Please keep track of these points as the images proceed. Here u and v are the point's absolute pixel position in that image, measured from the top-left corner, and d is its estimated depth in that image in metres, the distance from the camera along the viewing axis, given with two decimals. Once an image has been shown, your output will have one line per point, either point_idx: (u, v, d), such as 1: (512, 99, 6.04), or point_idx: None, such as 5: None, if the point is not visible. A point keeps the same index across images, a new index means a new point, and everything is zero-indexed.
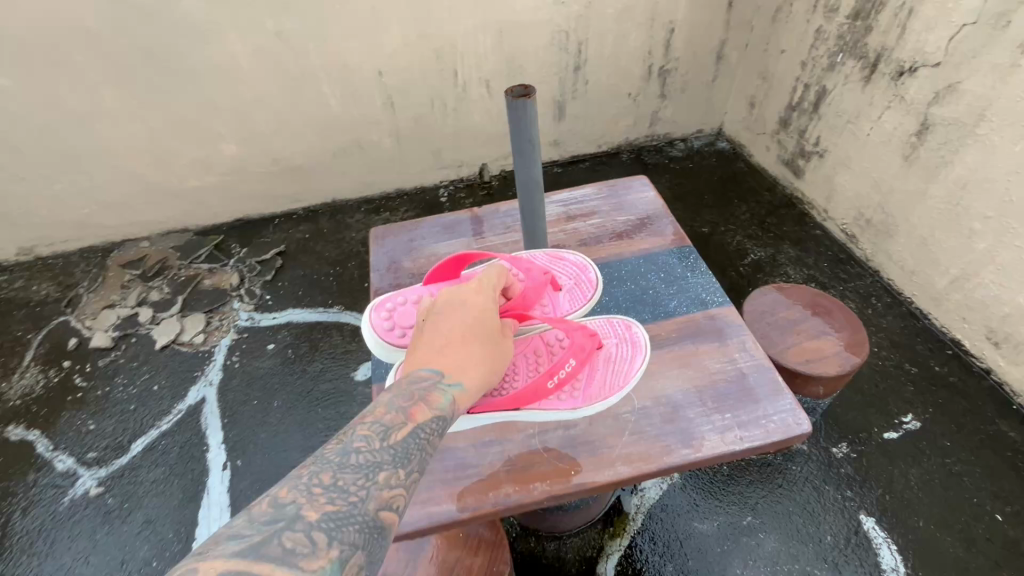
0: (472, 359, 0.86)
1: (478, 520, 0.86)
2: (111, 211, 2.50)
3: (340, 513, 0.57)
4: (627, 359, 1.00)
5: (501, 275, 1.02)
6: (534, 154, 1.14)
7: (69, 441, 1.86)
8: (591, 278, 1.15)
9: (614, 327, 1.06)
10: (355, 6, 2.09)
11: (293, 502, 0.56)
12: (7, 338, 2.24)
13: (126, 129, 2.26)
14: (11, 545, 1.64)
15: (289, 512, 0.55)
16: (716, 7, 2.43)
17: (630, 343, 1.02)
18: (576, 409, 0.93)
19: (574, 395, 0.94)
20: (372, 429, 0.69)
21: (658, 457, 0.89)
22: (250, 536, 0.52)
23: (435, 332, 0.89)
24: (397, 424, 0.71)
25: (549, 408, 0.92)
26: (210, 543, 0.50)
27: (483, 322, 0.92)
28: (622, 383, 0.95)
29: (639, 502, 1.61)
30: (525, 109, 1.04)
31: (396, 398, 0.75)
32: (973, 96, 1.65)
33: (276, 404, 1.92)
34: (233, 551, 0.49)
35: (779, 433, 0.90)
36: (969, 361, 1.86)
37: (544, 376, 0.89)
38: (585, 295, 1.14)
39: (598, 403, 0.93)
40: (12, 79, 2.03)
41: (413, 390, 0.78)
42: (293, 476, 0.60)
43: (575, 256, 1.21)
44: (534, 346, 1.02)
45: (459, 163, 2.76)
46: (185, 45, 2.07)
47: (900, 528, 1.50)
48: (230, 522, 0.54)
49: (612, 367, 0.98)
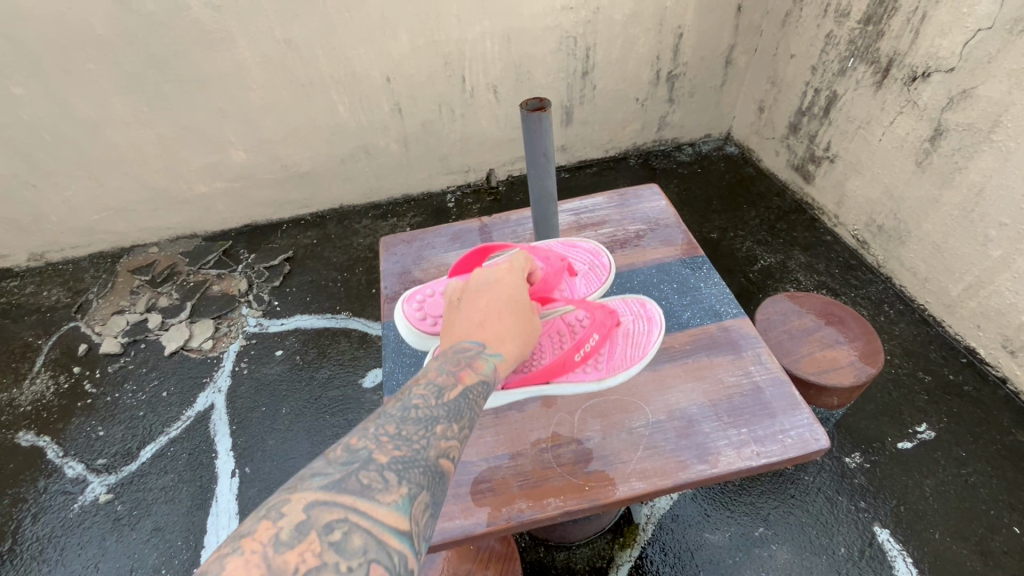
0: (510, 332, 0.90)
1: (492, 535, 0.85)
2: (121, 217, 2.52)
3: (406, 456, 0.61)
4: (646, 333, 1.05)
5: (527, 263, 1.03)
6: (549, 166, 1.16)
7: (79, 447, 1.87)
8: (606, 262, 1.21)
9: (630, 307, 1.12)
10: (363, 13, 2.09)
11: (365, 446, 0.61)
12: (18, 344, 2.25)
13: (136, 136, 2.28)
14: (21, 551, 1.64)
15: (362, 454, 0.59)
16: (725, 11, 2.42)
17: (647, 320, 1.08)
18: (601, 380, 0.99)
19: (599, 367, 1.01)
20: (427, 389, 0.73)
21: (672, 472, 0.88)
22: (331, 473, 0.56)
23: (471, 309, 0.93)
24: (448, 384, 0.75)
25: (577, 380, 0.98)
26: (298, 479, 0.55)
27: (517, 299, 0.95)
28: (643, 354, 1.02)
29: (650, 512, 1.60)
30: (540, 122, 1.05)
31: (444, 364, 0.79)
32: (988, 101, 1.62)
33: (284, 410, 1.92)
34: (319, 485, 0.54)
35: (796, 449, 0.88)
36: (984, 369, 1.84)
37: (573, 350, 0.95)
38: (600, 278, 1.19)
39: (621, 373, 1.00)
40: (25, 87, 2.04)
41: (458, 357, 0.81)
42: (360, 426, 0.64)
43: (588, 244, 1.27)
44: (557, 325, 1.06)
45: (467, 169, 2.76)
46: (195, 54, 2.08)
47: (916, 540, 1.48)
48: (311, 464, 0.58)
49: (632, 341, 1.04)
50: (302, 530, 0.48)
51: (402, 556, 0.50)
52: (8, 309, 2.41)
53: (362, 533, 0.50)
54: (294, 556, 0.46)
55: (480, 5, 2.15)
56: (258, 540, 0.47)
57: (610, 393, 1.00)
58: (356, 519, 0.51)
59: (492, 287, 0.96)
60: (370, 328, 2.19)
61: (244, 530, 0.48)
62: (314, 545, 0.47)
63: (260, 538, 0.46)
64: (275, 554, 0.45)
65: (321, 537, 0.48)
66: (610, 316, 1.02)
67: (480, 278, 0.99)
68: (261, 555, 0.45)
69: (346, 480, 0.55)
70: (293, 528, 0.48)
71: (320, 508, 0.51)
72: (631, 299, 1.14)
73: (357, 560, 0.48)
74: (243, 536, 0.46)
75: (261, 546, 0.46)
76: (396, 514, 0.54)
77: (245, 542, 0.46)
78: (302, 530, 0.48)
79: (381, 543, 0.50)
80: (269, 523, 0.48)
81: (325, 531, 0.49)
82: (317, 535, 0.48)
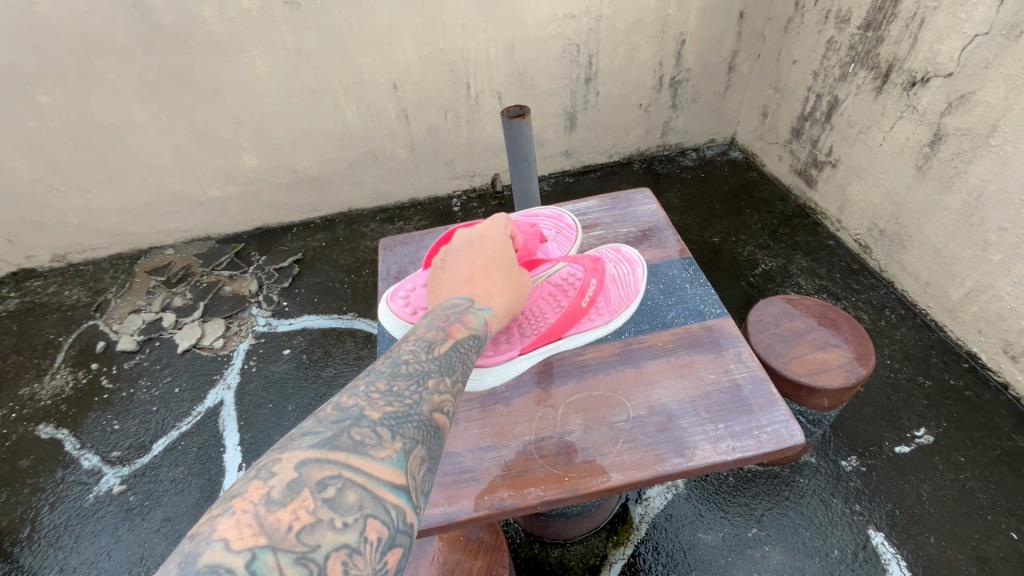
0: (497, 286, 0.95)
1: (474, 523, 0.88)
2: (139, 219, 2.62)
3: (399, 413, 0.64)
4: (630, 274, 1.23)
5: (507, 224, 1.12)
6: (530, 169, 1.39)
7: (95, 440, 1.95)
8: (571, 222, 1.38)
9: (608, 255, 1.30)
10: (371, 23, 2.16)
11: (355, 405, 0.63)
12: (40, 341, 2.35)
13: (154, 142, 2.37)
14: (39, 538, 1.71)
15: (353, 413, 0.62)
16: (727, 18, 2.45)
17: (626, 262, 1.27)
18: (609, 321, 1.14)
19: (602, 311, 1.16)
20: (417, 345, 0.76)
21: (650, 465, 0.90)
22: (322, 431, 0.58)
23: (458, 266, 0.98)
24: (439, 339, 0.78)
25: (589, 328, 1.13)
26: (288, 439, 0.57)
27: (502, 254, 1.02)
28: (635, 292, 1.19)
29: (644, 511, 1.62)
30: (522, 128, 1.27)
31: (433, 321, 0.82)
32: (986, 106, 1.63)
33: (290, 407, 1.98)
34: (310, 443, 0.56)
35: (772, 444, 0.90)
36: (986, 375, 1.83)
37: (578, 298, 1.12)
38: (569, 237, 1.35)
39: (622, 313, 1.16)
40: (50, 96, 2.15)
41: (448, 313, 0.85)
42: (350, 386, 0.67)
43: (546, 211, 1.44)
44: (548, 287, 1.16)
45: (472, 173, 2.81)
46: (210, 63, 2.17)
47: (911, 544, 1.48)
48: (301, 423, 0.61)
49: (621, 283, 1.22)
50: (294, 488, 0.50)
51: (398, 510, 0.54)
52: (31, 307, 2.52)
53: (357, 489, 0.53)
54: (287, 514, 0.48)
55: (485, 14, 2.21)
56: (249, 499, 0.48)
57: (594, 389, 1.04)
58: (350, 476, 0.54)
59: (476, 246, 1.02)
60: (375, 328, 2.24)
61: (234, 491, 0.49)
62: (307, 503, 0.50)
63: (251, 498, 0.48)
64: (267, 512, 0.48)
65: (315, 495, 0.51)
66: (596, 264, 1.20)
67: (464, 240, 1.04)
68: (253, 514, 0.47)
69: (338, 438, 0.58)
70: (286, 484, 0.50)
71: (312, 466, 0.54)
72: (607, 249, 1.32)
73: (353, 515, 0.51)
74: (232, 497, 0.48)
75: (252, 505, 0.48)
76: (391, 470, 0.57)
77: (235, 502, 0.48)
78: (294, 488, 0.51)
79: (377, 499, 0.54)
80: (259, 483, 0.50)
81: (319, 488, 0.51)
82: (310, 492, 0.51)
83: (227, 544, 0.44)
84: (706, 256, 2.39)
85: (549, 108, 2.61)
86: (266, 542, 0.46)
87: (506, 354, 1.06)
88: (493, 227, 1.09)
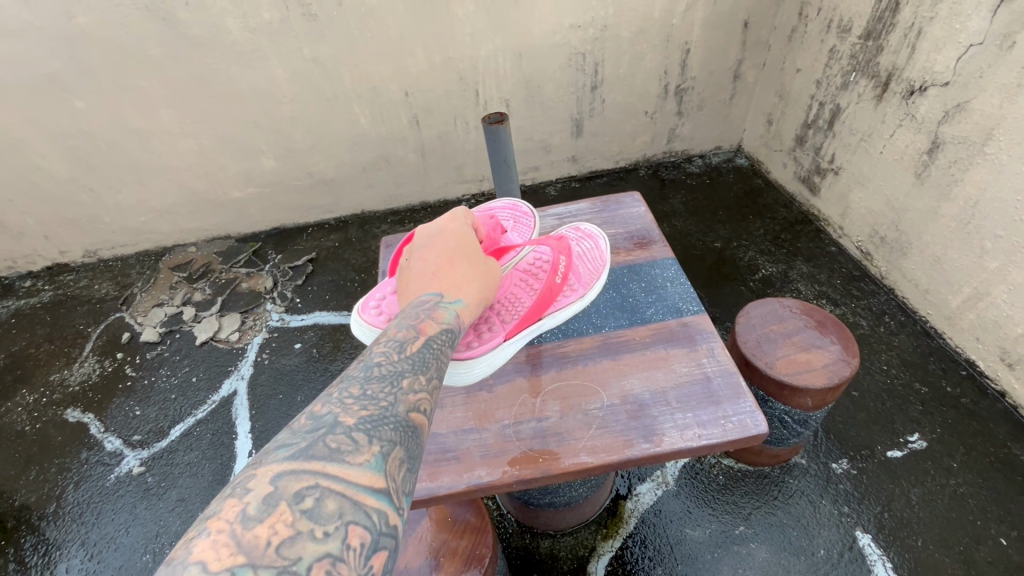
0: (463, 278, 1.01)
1: (454, 498, 0.96)
2: (164, 218, 2.76)
3: (375, 416, 0.65)
4: (592, 249, 1.33)
5: (466, 217, 1.20)
6: (510, 170, 1.46)
7: (118, 424, 2.07)
8: (526, 209, 1.44)
9: (569, 234, 1.40)
10: (384, 33, 2.26)
11: (329, 412, 0.63)
12: (71, 331, 2.50)
13: (179, 145, 2.51)
14: (64, 513, 1.83)
15: (327, 420, 0.62)
16: (731, 28, 2.49)
17: (587, 238, 1.37)
18: (584, 296, 1.20)
19: (576, 287, 1.22)
20: (388, 347, 0.78)
21: (619, 449, 0.96)
22: (296, 443, 0.58)
23: (423, 265, 1.04)
24: (411, 338, 0.81)
25: (566, 304, 1.18)
26: (262, 454, 0.57)
27: (463, 245, 1.09)
28: (603, 264, 1.28)
29: (634, 505, 1.67)
30: (499, 131, 1.34)
31: (404, 321, 0.85)
32: (981, 115, 1.64)
33: (299, 398, 2.07)
34: (284, 455, 0.56)
35: (736, 432, 0.96)
36: (984, 383, 1.82)
37: (553, 275, 1.16)
38: (527, 224, 1.41)
39: (594, 286, 1.23)
40: (86, 102, 2.30)
41: (418, 312, 0.89)
42: (323, 394, 0.67)
43: (501, 202, 1.49)
44: (518, 274, 1.23)
45: (481, 178, 2.90)
46: (233, 71, 2.30)
47: (897, 546, 1.49)
48: (274, 436, 0.60)
49: (586, 259, 1.30)
50: (270, 502, 0.50)
51: (381, 514, 0.54)
52: (63, 300, 2.67)
53: (336, 497, 0.53)
54: (265, 530, 0.48)
55: (492, 25, 2.30)
56: (225, 518, 0.48)
57: (572, 379, 1.11)
58: (328, 485, 0.54)
59: (438, 241, 1.09)
60: None
61: (210, 512, 0.49)
62: (285, 516, 0.49)
63: (226, 517, 0.48)
64: (243, 530, 0.47)
65: (293, 507, 0.50)
66: (562, 241, 1.23)
67: (426, 236, 1.12)
68: (230, 534, 0.46)
69: (314, 447, 0.57)
70: (261, 500, 0.50)
71: (288, 479, 0.53)
72: (567, 228, 1.43)
73: (333, 524, 0.51)
74: (208, 517, 0.47)
75: (228, 524, 0.47)
76: (370, 474, 0.57)
77: (211, 522, 0.47)
78: (270, 503, 0.50)
79: (357, 505, 0.53)
80: (234, 501, 0.49)
81: (296, 500, 0.51)
82: (288, 505, 0.50)
83: (204, 566, 0.43)
84: (707, 261, 2.43)
85: (555, 114, 2.69)
86: (245, 560, 0.45)
87: (490, 343, 1.05)
88: (452, 221, 1.16)
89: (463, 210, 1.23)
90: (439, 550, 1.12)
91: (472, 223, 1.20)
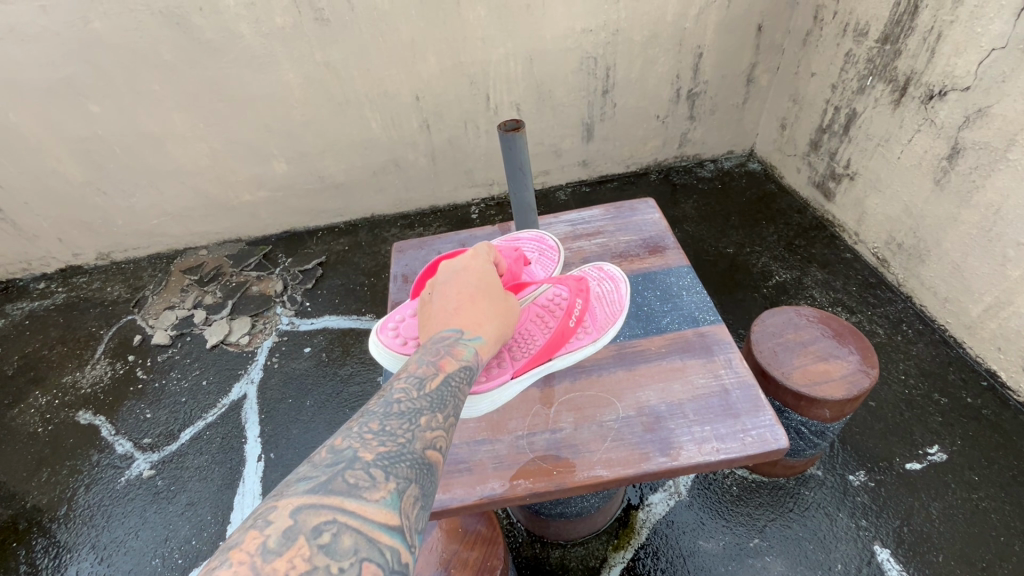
0: (484, 314, 0.97)
1: (467, 510, 0.95)
2: (176, 221, 2.78)
3: (392, 452, 0.64)
4: (613, 291, 1.22)
5: (490, 251, 1.15)
6: (526, 179, 1.43)
7: (129, 427, 2.07)
8: (552, 243, 1.43)
9: (591, 274, 1.29)
10: (396, 38, 2.26)
11: (349, 447, 0.63)
12: (83, 333, 2.52)
13: (192, 149, 2.52)
14: (75, 516, 1.83)
15: (347, 455, 0.62)
16: (744, 32, 2.47)
17: (609, 279, 1.27)
18: (597, 339, 1.11)
19: (590, 330, 1.13)
20: (408, 382, 0.77)
21: (635, 462, 0.95)
22: (316, 477, 0.58)
23: (445, 299, 1.00)
24: (430, 374, 0.80)
25: (579, 347, 1.10)
26: (283, 485, 0.57)
27: (486, 283, 1.05)
28: (621, 308, 1.17)
29: (646, 516, 1.64)
30: (515, 140, 1.32)
31: (424, 357, 0.84)
32: (1004, 120, 1.60)
33: (308, 402, 2.07)
34: (305, 489, 0.56)
35: (756, 446, 0.95)
36: (1005, 394, 1.78)
37: (566, 318, 1.07)
38: (552, 261, 1.37)
39: (609, 330, 1.13)
40: (100, 106, 2.32)
41: (438, 348, 0.87)
42: (344, 428, 0.67)
43: (528, 235, 1.47)
44: (535, 309, 1.18)
45: (491, 182, 2.89)
46: (245, 75, 2.31)
47: (918, 562, 1.45)
48: (296, 469, 0.60)
49: (605, 302, 1.20)
50: (290, 535, 0.50)
51: (394, 551, 0.53)
52: (76, 302, 2.69)
53: (352, 533, 0.53)
54: (283, 563, 0.47)
55: (504, 29, 2.29)
56: (246, 549, 0.47)
57: (586, 389, 1.10)
58: (345, 520, 0.53)
59: (461, 277, 1.04)
60: None
61: (232, 542, 0.48)
62: (302, 550, 0.49)
63: (248, 548, 0.47)
64: (263, 562, 0.46)
65: (311, 541, 0.50)
66: (582, 282, 1.16)
67: (449, 271, 1.07)
68: (250, 565, 0.46)
69: (332, 482, 0.57)
70: (282, 534, 0.49)
71: (308, 513, 0.53)
72: (589, 267, 1.33)
73: (348, 560, 0.50)
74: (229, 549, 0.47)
75: (249, 556, 0.47)
76: (385, 511, 0.57)
77: (232, 553, 0.47)
78: (290, 535, 0.50)
79: (372, 541, 0.53)
80: (255, 532, 0.49)
81: (314, 535, 0.51)
82: (306, 539, 0.50)
83: None
84: (720, 266, 2.40)
85: (566, 118, 2.67)
86: None
87: (497, 378, 0.99)
88: (476, 257, 1.11)
89: (485, 244, 1.18)
90: (451, 561, 1.10)
91: (495, 259, 1.15)
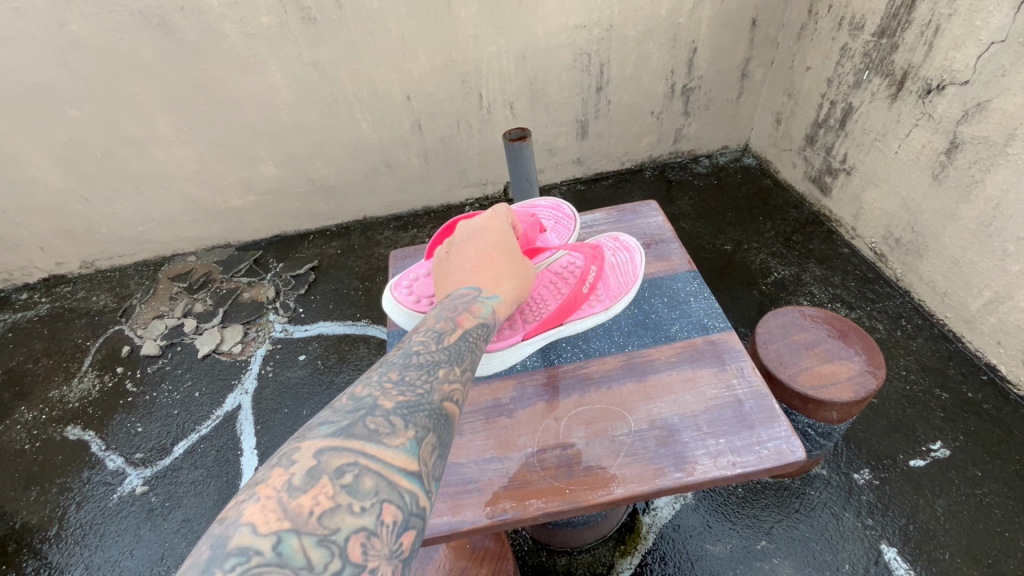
0: (501, 274, 0.96)
1: (476, 533, 0.92)
2: (164, 227, 2.71)
3: (411, 401, 0.63)
4: (628, 261, 1.27)
5: (508, 214, 1.15)
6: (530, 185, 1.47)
7: (120, 442, 2.02)
8: (568, 211, 1.40)
9: (607, 244, 1.35)
10: (385, 37, 2.20)
11: (369, 395, 0.63)
12: (69, 344, 2.45)
13: (177, 153, 2.45)
14: (66, 535, 1.78)
15: (367, 402, 0.61)
16: (739, 26, 2.44)
17: (624, 249, 1.32)
18: (609, 307, 1.17)
19: (602, 298, 1.19)
20: (426, 336, 0.76)
21: (650, 478, 0.93)
22: (338, 421, 0.58)
23: (463, 259, 1.00)
24: (448, 330, 0.78)
25: (590, 314, 1.15)
26: (306, 429, 0.57)
27: (504, 242, 1.04)
28: (635, 278, 1.22)
29: (651, 521, 1.63)
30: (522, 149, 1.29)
31: (442, 312, 0.82)
32: (1002, 114, 1.60)
33: (305, 412, 2.02)
34: (327, 432, 0.56)
35: (773, 459, 0.93)
36: (1005, 388, 1.79)
37: (580, 284, 1.12)
38: (568, 228, 1.37)
39: (622, 299, 1.18)
40: (81, 111, 2.25)
41: (455, 304, 0.85)
42: (364, 377, 0.66)
43: (546, 202, 1.46)
44: (549, 275, 1.20)
45: (484, 181, 2.85)
46: (231, 77, 2.24)
47: (924, 560, 1.45)
48: (318, 414, 0.61)
49: (619, 271, 1.25)
50: (314, 474, 0.51)
51: (413, 494, 0.54)
52: (61, 313, 2.62)
53: (373, 476, 0.53)
54: (308, 499, 0.49)
55: (495, 26, 2.24)
56: (272, 485, 0.49)
57: (595, 403, 1.07)
58: (367, 463, 0.54)
59: (478, 237, 1.04)
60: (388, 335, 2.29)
61: (258, 479, 0.50)
62: (326, 489, 0.50)
63: (273, 484, 0.49)
64: (289, 498, 0.48)
65: (333, 481, 0.51)
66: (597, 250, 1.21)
67: (467, 230, 1.06)
68: (277, 500, 0.48)
69: (354, 426, 0.58)
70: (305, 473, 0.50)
71: (331, 454, 0.54)
72: (605, 237, 1.38)
73: (369, 500, 0.51)
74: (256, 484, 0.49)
75: (275, 491, 0.49)
76: (405, 456, 0.57)
77: (259, 488, 0.49)
78: (314, 474, 0.51)
79: (392, 484, 0.54)
80: (281, 470, 0.51)
81: (337, 475, 0.52)
82: (329, 478, 0.51)
83: (254, 528, 0.45)
84: (718, 264, 2.38)
85: (560, 115, 2.63)
86: (290, 526, 0.46)
87: (508, 339, 1.06)
88: (493, 218, 1.10)
89: (502, 207, 1.19)
90: None
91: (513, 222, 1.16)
